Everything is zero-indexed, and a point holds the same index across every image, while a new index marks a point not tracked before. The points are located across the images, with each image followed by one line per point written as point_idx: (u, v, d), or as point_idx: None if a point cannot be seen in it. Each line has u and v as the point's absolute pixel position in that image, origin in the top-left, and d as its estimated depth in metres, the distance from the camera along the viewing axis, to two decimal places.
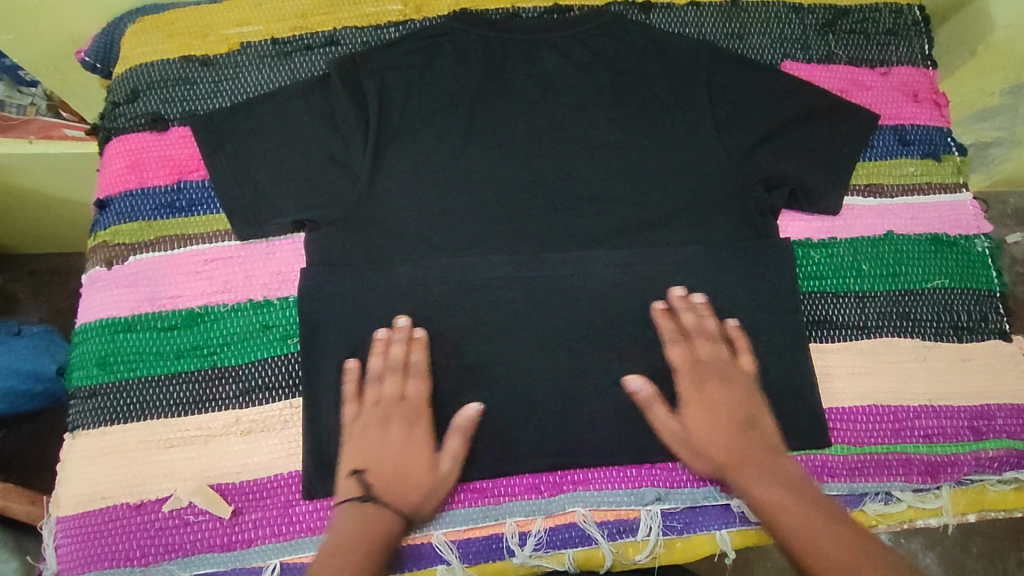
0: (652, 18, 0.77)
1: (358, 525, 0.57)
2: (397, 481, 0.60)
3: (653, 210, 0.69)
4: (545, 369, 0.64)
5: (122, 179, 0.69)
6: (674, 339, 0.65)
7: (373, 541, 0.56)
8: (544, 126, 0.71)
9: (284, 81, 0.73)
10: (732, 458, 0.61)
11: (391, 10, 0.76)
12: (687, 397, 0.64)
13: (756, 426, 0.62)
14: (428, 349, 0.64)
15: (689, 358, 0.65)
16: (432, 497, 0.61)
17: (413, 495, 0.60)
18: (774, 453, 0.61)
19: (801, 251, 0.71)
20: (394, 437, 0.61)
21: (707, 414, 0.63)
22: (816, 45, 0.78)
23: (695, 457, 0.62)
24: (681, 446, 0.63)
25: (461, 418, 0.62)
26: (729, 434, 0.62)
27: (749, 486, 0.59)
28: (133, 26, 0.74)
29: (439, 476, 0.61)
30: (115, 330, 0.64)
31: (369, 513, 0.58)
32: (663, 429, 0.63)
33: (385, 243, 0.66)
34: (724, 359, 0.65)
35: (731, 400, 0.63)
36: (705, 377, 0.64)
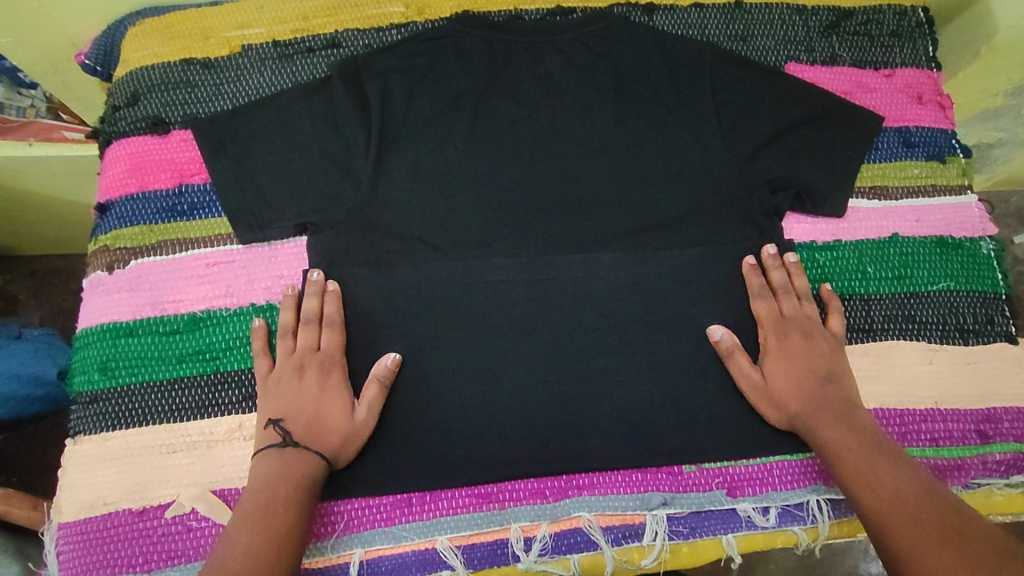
0: (655, 20, 0.77)
1: (281, 466, 0.57)
2: (317, 426, 0.60)
3: (658, 212, 0.68)
4: (550, 373, 0.64)
5: (123, 183, 0.69)
6: (762, 292, 0.66)
7: (291, 478, 0.56)
8: (546, 128, 0.71)
9: (286, 84, 0.73)
10: (811, 407, 0.63)
11: (393, 11, 0.76)
12: (770, 349, 0.65)
13: (836, 380, 0.64)
14: (342, 301, 0.64)
15: (775, 312, 0.66)
16: (351, 442, 0.60)
17: (331, 440, 0.60)
18: (848, 403, 0.63)
19: (805, 254, 0.70)
20: (309, 385, 0.61)
21: (788, 365, 0.64)
22: (820, 47, 0.77)
23: (773, 404, 0.64)
24: (758, 395, 0.64)
25: (378, 368, 0.62)
26: (807, 383, 0.64)
27: (824, 431, 0.61)
28: (133, 29, 0.73)
29: (355, 421, 0.60)
30: (116, 335, 0.64)
31: (291, 456, 0.58)
32: (743, 376, 0.64)
33: (388, 246, 0.66)
34: (807, 314, 0.67)
35: (814, 353, 0.65)
36: (789, 327, 0.66)
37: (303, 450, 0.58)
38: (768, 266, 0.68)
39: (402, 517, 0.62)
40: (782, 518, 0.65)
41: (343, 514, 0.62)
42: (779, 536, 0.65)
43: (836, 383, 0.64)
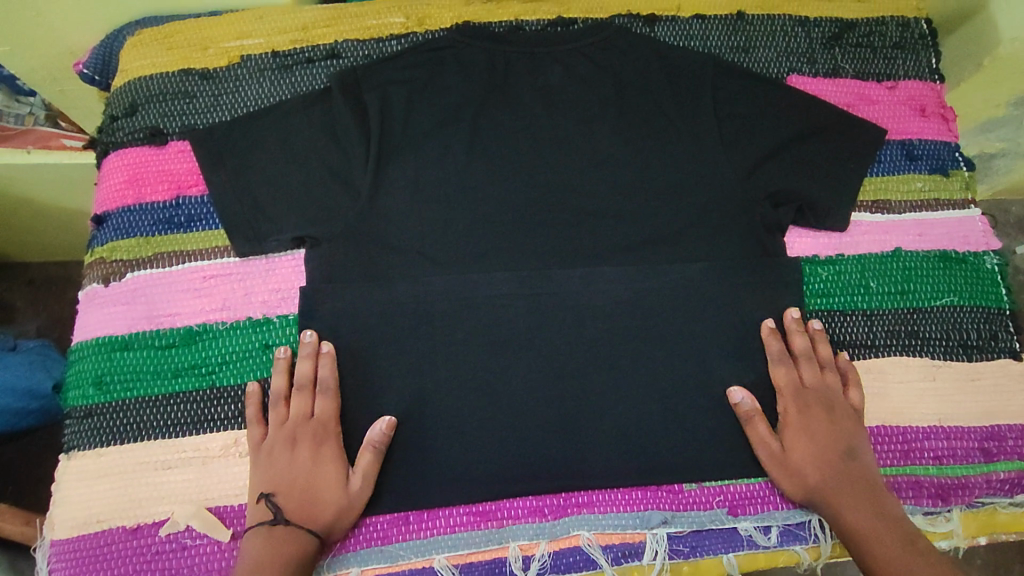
0: (656, 31, 0.77)
1: (274, 556, 0.57)
2: (319, 509, 0.59)
3: (659, 226, 0.68)
4: (549, 389, 0.63)
5: (120, 195, 0.68)
6: (780, 358, 0.65)
7: (279, 563, 0.56)
8: (547, 140, 0.71)
9: (285, 95, 0.72)
10: (828, 485, 0.62)
11: (393, 22, 0.76)
12: (789, 418, 0.64)
13: (853, 458, 0.63)
14: (338, 364, 0.63)
15: (794, 378, 0.65)
16: (346, 516, 0.60)
17: (323, 515, 0.59)
18: (869, 484, 0.62)
19: (808, 269, 0.70)
20: (301, 458, 0.60)
21: (807, 438, 0.63)
22: (822, 59, 0.77)
23: (789, 479, 0.63)
24: (774, 465, 0.63)
25: (373, 433, 0.60)
26: (829, 461, 0.62)
27: (845, 511, 0.61)
28: (133, 38, 0.73)
29: (349, 496, 0.60)
30: (112, 349, 0.63)
31: (283, 538, 0.57)
32: (759, 446, 0.63)
33: (386, 260, 0.65)
34: (827, 381, 0.65)
35: (836, 424, 0.64)
36: (812, 399, 0.65)
37: (298, 537, 0.58)
38: (791, 333, 0.66)
39: (399, 535, 0.62)
40: (784, 537, 0.64)
41: (373, 528, 0.62)
42: (781, 555, 0.64)
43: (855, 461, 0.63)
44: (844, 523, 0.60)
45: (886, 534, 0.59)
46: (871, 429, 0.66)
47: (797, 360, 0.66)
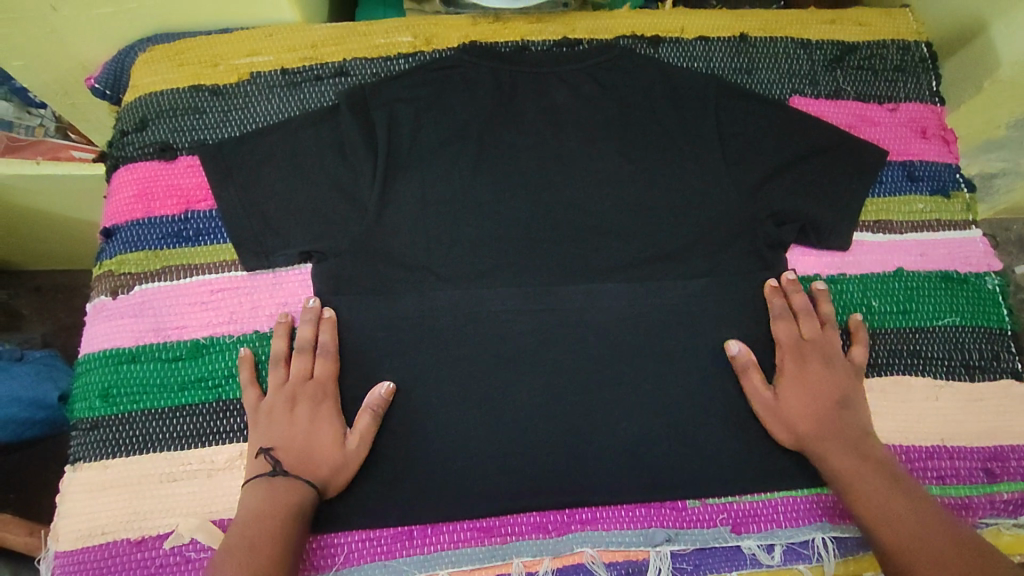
0: (660, 52, 0.78)
1: (270, 498, 0.57)
2: (316, 458, 0.59)
3: (662, 243, 0.69)
4: (553, 405, 0.64)
5: (130, 209, 0.69)
6: (781, 314, 0.67)
7: (279, 513, 0.56)
8: (552, 158, 0.72)
9: (294, 112, 0.73)
10: (823, 431, 0.62)
11: (401, 41, 0.77)
12: (785, 371, 0.65)
13: (848, 407, 0.64)
14: (337, 329, 0.64)
15: (793, 335, 0.66)
16: (342, 472, 0.60)
17: (321, 471, 0.59)
18: (863, 433, 0.63)
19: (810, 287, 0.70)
20: (299, 415, 0.61)
21: (803, 388, 0.64)
22: (824, 81, 0.78)
23: (784, 428, 0.63)
24: (770, 414, 0.64)
25: (372, 396, 0.62)
26: (825, 411, 0.63)
27: (833, 459, 0.61)
28: (145, 55, 0.74)
29: (345, 453, 0.60)
30: (119, 361, 0.64)
31: (282, 490, 0.57)
32: (755, 397, 0.64)
33: (393, 275, 0.66)
34: (826, 339, 0.67)
35: (831, 379, 0.65)
36: (809, 355, 0.66)
37: (295, 482, 0.58)
38: (790, 292, 0.68)
39: (403, 550, 0.62)
40: (788, 556, 0.64)
41: (350, 547, 0.61)
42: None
43: (849, 412, 0.64)
44: (840, 471, 0.61)
45: (884, 482, 0.59)
46: None
47: (799, 319, 0.67)
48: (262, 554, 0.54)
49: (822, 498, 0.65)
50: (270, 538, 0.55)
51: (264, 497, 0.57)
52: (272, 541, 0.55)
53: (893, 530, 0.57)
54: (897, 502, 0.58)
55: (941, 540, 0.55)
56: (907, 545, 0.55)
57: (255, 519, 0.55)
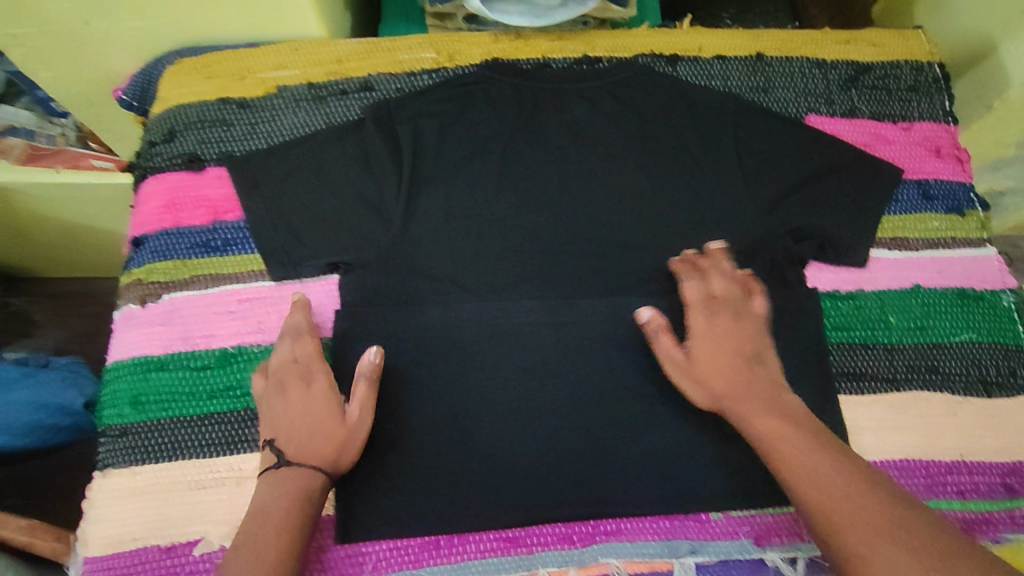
0: (678, 70, 0.79)
1: (285, 493, 0.56)
2: (320, 438, 0.58)
3: (682, 257, 0.71)
4: (576, 416, 0.64)
5: (159, 219, 0.70)
6: (691, 277, 0.66)
7: (291, 501, 0.56)
8: (573, 173, 0.73)
9: (320, 125, 0.74)
10: (738, 390, 0.60)
11: (424, 57, 0.78)
12: (694, 330, 0.64)
13: (761, 362, 0.62)
14: (309, 309, 0.65)
15: (702, 294, 0.65)
16: (348, 447, 0.59)
17: (325, 449, 0.58)
18: (776, 388, 0.61)
19: (829, 302, 0.71)
20: (293, 395, 0.60)
21: (713, 346, 0.63)
22: (840, 100, 0.79)
23: (701, 390, 0.62)
24: (682, 374, 0.63)
25: (362, 365, 0.61)
26: (736, 368, 0.61)
27: (753, 417, 0.59)
28: (173, 68, 0.76)
29: (349, 430, 0.59)
30: (148, 369, 0.65)
31: (290, 476, 0.57)
32: (669, 363, 0.63)
33: (419, 287, 0.68)
34: (740, 294, 0.65)
35: (741, 332, 0.63)
36: (710, 314, 0.64)
37: (306, 469, 0.57)
38: (698, 263, 0.67)
39: (430, 559, 0.61)
40: (812, 569, 0.63)
41: (381, 553, 0.61)
42: None
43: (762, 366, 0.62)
44: (760, 428, 0.58)
45: (805, 438, 0.57)
46: (895, 462, 0.66)
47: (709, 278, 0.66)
48: (282, 550, 0.53)
49: (760, 519, 0.65)
50: (285, 533, 0.54)
51: (279, 492, 0.56)
52: (289, 535, 0.54)
53: (817, 489, 0.54)
54: (817, 456, 0.55)
55: (865, 494, 0.52)
56: (829, 502, 0.53)
57: (268, 515, 0.55)
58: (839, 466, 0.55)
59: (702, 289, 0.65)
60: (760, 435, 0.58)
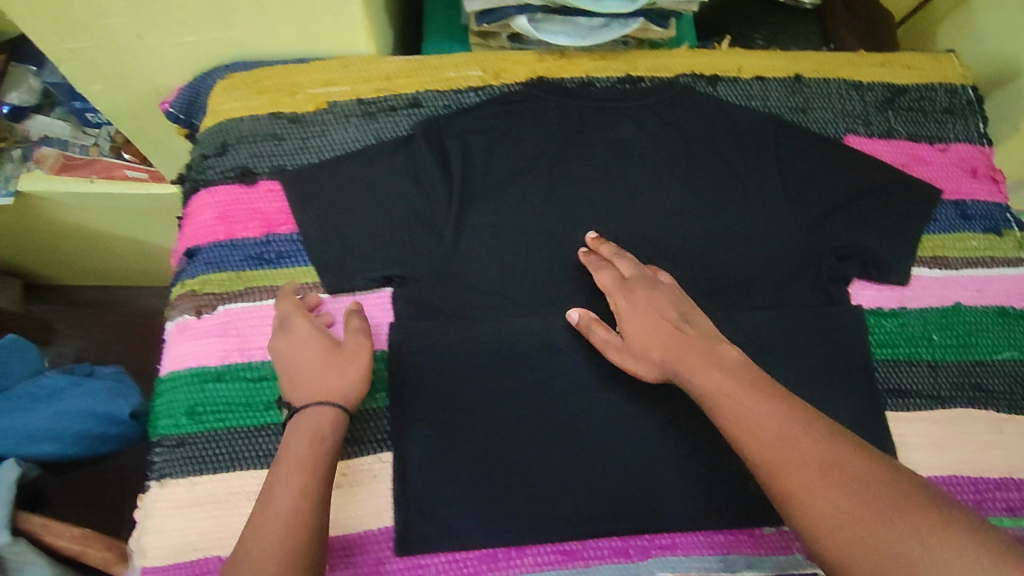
0: (719, 90, 0.81)
1: (306, 436, 0.57)
2: (326, 376, 0.60)
3: (727, 274, 0.72)
4: (627, 429, 0.65)
5: (212, 231, 0.71)
6: (599, 267, 0.68)
7: (317, 440, 0.56)
8: (618, 190, 0.75)
9: (370, 141, 0.75)
10: (671, 355, 0.60)
11: (471, 75, 0.79)
12: (621, 310, 0.65)
13: (689, 323, 0.62)
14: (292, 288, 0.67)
15: (615, 278, 0.67)
16: (352, 374, 0.60)
17: (330, 383, 0.59)
18: (709, 340, 0.61)
19: (873, 319, 0.72)
20: (286, 347, 0.62)
21: (641, 320, 0.63)
22: (877, 121, 0.81)
23: (646, 366, 0.62)
24: (625, 355, 0.64)
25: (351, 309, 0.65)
26: (667, 333, 0.61)
27: (694, 377, 0.58)
28: (224, 83, 0.77)
29: (354, 365, 0.61)
30: (205, 380, 0.65)
31: (308, 417, 0.58)
32: (611, 350, 0.64)
33: (472, 301, 0.69)
34: (648, 271, 0.67)
35: (659, 300, 0.64)
36: (631, 293, 0.65)
37: (320, 406, 0.58)
38: (604, 253, 0.69)
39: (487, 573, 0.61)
40: None
41: (442, 565, 0.61)
42: None
43: (692, 326, 0.62)
44: (698, 387, 0.58)
45: (737, 386, 0.57)
46: (945, 478, 0.66)
47: (620, 263, 0.68)
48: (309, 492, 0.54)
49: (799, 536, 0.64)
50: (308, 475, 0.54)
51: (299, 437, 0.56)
52: (309, 476, 0.54)
53: (753, 437, 0.53)
54: (749, 401, 0.55)
55: (799, 434, 0.52)
56: (765, 446, 0.52)
57: (289, 460, 0.55)
58: (767, 408, 0.54)
59: (615, 275, 0.67)
60: (699, 394, 0.58)
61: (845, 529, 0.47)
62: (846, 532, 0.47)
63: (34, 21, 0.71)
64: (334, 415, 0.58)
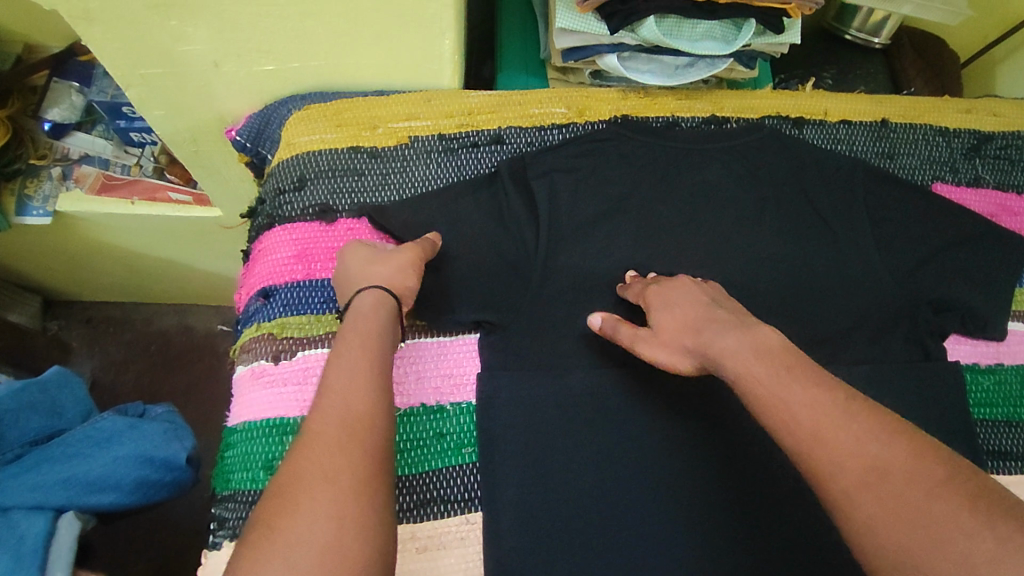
0: (804, 133, 0.79)
1: (361, 313, 0.56)
2: (375, 265, 0.60)
3: (821, 326, 0.70)
4: (726, 490, 0.63)
5: (289, 270, 0.69)
6: (634, 290, 0.66)
7: (371, 321, 0.56)
8: (707, 235, 0.72)
9: (453, 178, 0.73)
10: (705, 341, 0.56)
11: (555, 112, 0.77)
12: (651, 304, 0.63)
13: (722, 305, 0.60)
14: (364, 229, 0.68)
15: (645, 289, 0.65)
16: (399, 263, 0.61)
17: (380, 270, 0.60)
18: (746, 322, 0.57)
19: (970, 377, 0.71)
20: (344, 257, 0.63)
21: (672, 308, 0.61)
22: (964, 168, 0.80)
23: (679, 355, 0.58)
24: (655, 344, 0.60)
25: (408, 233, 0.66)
26: (697, 319, 0.59)
27: (729, 363, 0.53)
28: (301, 112, 0.74)
29: (401, 258, 0.61)
30: (282, 433, 0.63)
31: (362, 302, 0.57)
32: (638, 344, 0.61)
33: (562, 349, 0.66)
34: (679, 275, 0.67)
35: (691, 289, 0.62)
36: (657, 292, 0.63)
37: (369, 288, 0.58)
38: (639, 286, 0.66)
39: None
40: None
41: None
42: None
43: (724, 308, 0.60)
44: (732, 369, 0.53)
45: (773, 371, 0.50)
46: None
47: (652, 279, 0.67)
48: (363, 423, 0.49)
49: None
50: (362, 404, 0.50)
51: (353, 352, 0.53)
52: (369, 401, 0.50)
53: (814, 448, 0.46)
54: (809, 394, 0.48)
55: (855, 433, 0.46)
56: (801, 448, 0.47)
57: (339, 387, 0.50)
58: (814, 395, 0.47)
59: (643, 285, 0.66)
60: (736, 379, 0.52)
61: (908, 548, 0.41)
62: (903, 557, 0.41)
63: (109, 45, 0.67)
64: (386, 295, 0.58)
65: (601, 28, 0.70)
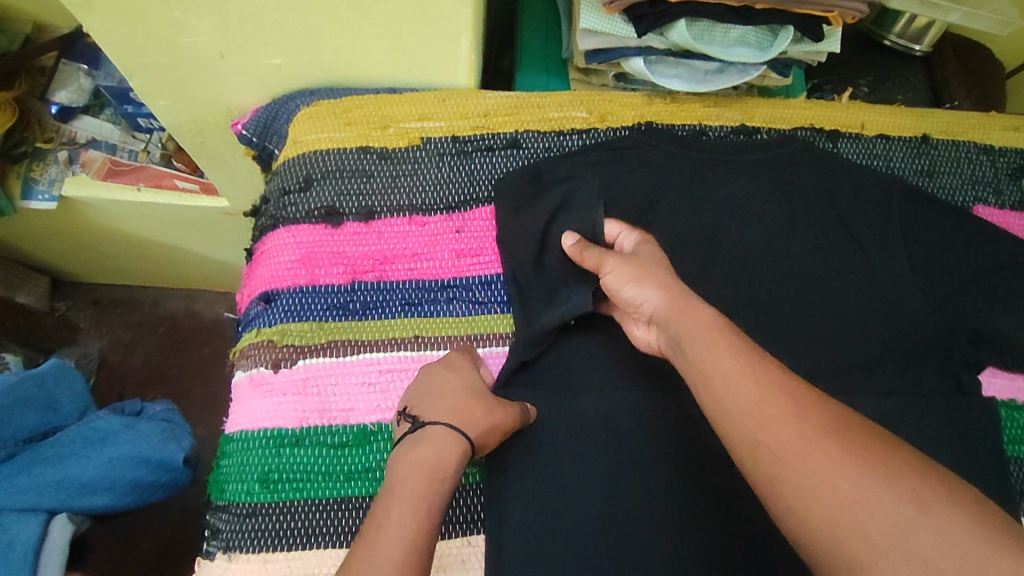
0: (839, 146, 0.75)
1: (432, 465, 0.52)
2: (458, 406, 0.56)
3: (852, 353, 0.65)
4: (745, 529, 0.58)
5: (292, 274, 0.66)
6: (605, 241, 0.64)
7: (446, 475, 0.52)
8: (733, 252, 0.68)
9: (465, 183, 0.70)
10: (670, 286, 0.56)
11: (575, 116, 0.74)
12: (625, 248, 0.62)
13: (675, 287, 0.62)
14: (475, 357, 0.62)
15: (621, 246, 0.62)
16: (494, 429, 0.56)
17: (474, 415, 0.56)
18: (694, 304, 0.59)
19: (1006, 413, 0.67)
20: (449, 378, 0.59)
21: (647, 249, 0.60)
22: (1008, 190, 0.75)
23: (634, 284, 0.57)
24: (624, 260, 0.59)
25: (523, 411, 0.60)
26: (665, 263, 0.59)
27: (689, 309, 0.54)
28: (310, 109, 0.71)
29: (492, 418, 0.56)
30: (281, 445, 0.60)
31: (450, 446, 0.54)
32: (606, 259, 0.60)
33: (574, 371, 0.64)
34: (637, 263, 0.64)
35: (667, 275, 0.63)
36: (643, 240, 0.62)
37: (447, 435, 0.54)
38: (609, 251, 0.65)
39: None
40: None
41: None
42: None
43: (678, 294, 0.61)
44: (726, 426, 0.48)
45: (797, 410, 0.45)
46: None
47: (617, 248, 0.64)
48: None
49: None
50: None
51: (405, 517, 0.49)
52: None
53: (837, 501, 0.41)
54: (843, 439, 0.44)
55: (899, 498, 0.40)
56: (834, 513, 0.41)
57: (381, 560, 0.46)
58: (841, 451, 0.43)
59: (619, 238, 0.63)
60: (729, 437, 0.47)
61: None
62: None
63: (109, 33, 0.64)
64: (456, 447, 0.54)
65: (629, 31, 0.66)
